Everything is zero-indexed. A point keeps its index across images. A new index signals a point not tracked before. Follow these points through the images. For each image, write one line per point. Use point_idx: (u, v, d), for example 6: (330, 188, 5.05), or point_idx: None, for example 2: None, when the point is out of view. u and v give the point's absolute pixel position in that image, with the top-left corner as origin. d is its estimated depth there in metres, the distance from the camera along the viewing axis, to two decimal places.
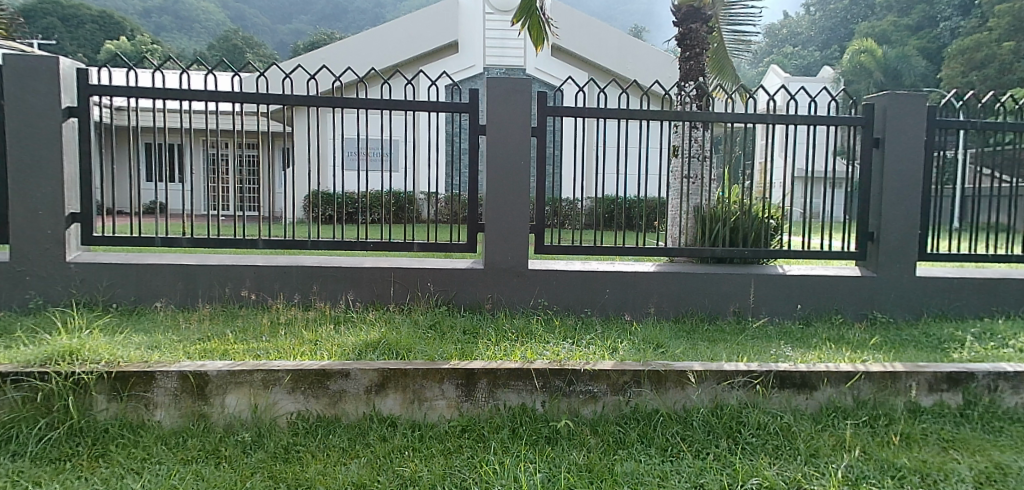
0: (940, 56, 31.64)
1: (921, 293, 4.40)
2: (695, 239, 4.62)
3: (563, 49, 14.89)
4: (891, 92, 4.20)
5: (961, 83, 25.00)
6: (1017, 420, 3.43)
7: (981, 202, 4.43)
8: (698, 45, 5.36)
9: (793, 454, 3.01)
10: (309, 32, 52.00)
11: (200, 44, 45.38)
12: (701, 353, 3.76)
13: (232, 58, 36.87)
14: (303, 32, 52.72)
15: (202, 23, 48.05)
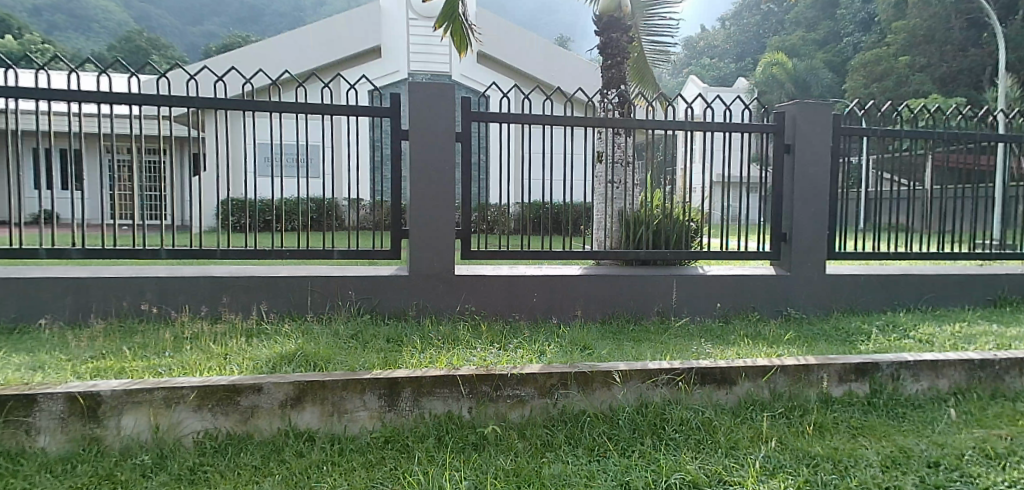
0: (842, 71, 32.98)
1: (832, 291, 4.62)
2: (620, 242, 4.69)
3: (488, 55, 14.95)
4: (800, 100, 4.38)
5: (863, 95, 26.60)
6: (918, 406, 3.68)
7: (882, 204, 4.71)
8: (618, 54, 5.49)
9: (714, 448, 3.10)
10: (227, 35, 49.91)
11: (102, 44, 42.62)
12: (626, 353, 3.84)
13: (135, 62, 34.89)
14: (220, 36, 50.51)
15: (100, 24, 45.07)
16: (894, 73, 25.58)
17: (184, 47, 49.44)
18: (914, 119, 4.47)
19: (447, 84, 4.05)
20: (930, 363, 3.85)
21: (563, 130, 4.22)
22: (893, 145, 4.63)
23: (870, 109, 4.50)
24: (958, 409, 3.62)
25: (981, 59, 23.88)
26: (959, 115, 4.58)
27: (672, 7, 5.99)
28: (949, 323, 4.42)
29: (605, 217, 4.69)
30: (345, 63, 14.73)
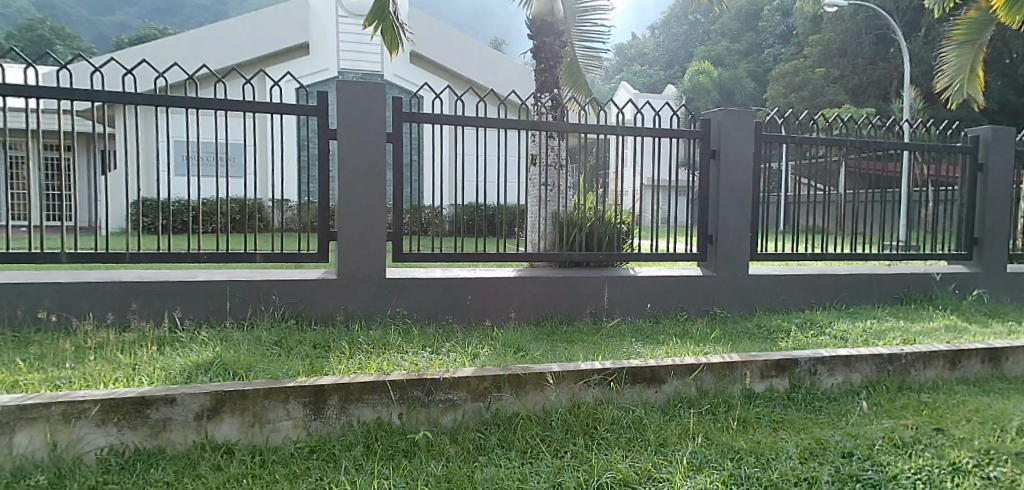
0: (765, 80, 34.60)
1: (755, 290, 4.81)
2: (554, 244, 4.73)
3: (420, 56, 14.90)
4: (725, 107, 4.54)
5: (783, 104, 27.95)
6: (832, 399, 3.90)
7: (801, 207, 4.94)
8: (550, 59, 5.55)
9: (643, 446, 3.17)
10: (144, 24, 46.89)
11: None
12: (559, 354, 3.88)
13: (32, 51, 32.18)
14: (132, 25, 47.27)
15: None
16: (811, 83, 26.93)
17: (94, 36, 46.05)
18: (828, 127, 4.72)
19: (377, 84, 3.97)
20: (844, 358, 4.08)
21: (496, 131, 4.21)
22: (811, 151, 4.87)
23: (788, 117, 4.72)
24: (868, 401, 3.86)
25: (886, 73, 25.28)
26: (870, 125, 4.87)
27: (604, 13, 6.09)
28: (861, 319, 4.69)
29: (538, 219, 4.72)
30: (272, 58, 14.43)
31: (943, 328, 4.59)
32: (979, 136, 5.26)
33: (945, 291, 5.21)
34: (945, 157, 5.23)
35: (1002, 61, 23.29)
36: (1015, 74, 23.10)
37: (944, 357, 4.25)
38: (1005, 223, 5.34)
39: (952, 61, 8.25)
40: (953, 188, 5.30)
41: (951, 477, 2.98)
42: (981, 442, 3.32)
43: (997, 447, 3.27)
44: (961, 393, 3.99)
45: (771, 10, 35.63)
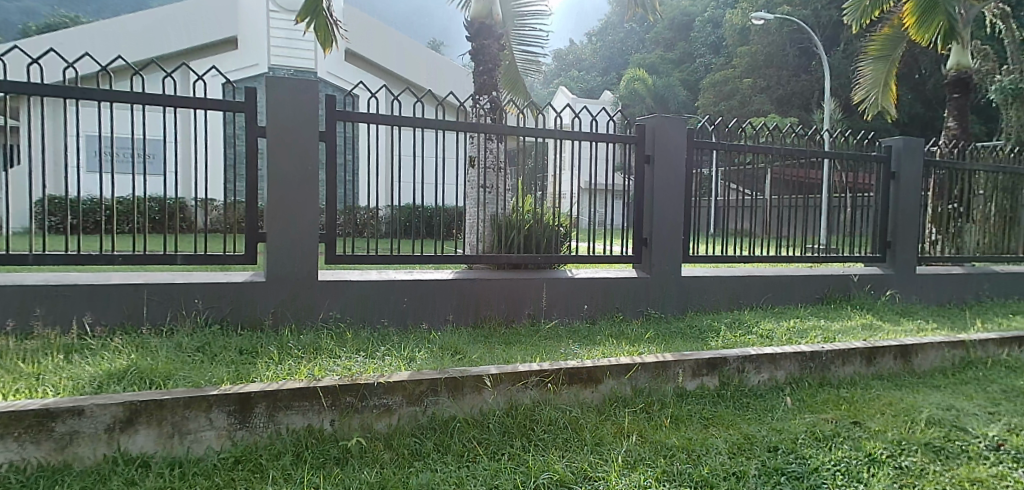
0: None
1: (687, 291, 4.96)
2: (492, 246, 4.73)
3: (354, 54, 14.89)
4: (659, 114, 4.68)
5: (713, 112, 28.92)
6: (758, 396, 4.07)
7: (731, 211, 5.14)
8: (488, 61, 5.56)
9: (580, 445, 3.20)
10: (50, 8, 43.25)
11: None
12: (497, 356, 3.88)
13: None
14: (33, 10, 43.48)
15: None
16: (740, 93, 27.96)
17: None
18: (754, 135, 4.96)
19: (309, 81, 3.88)
20: (770, 355, 4.27)
21: (434, 132, 4.19)
22: (740, 158, 5.08)
23: (718, 125, 4.91)
24: (792, 397, 4.06)
25: (811, 83, 27.02)
26: (793, 134, 5.13)
27: (544, 17, 6.24)
28: (786, 319, 4.92)
29: (477, 221, 4.72)
30: (194, 52, 14.10)
31: (859, 326, 4.87)
32: (891, 146, 5.64)
33: (862, 292, 5.53)
34: (862, 165, 5.57)
35: (912, 76, 25.20)
36: (923, 89, 25.05)
37: (861, 354, 4.51)
38: (914, 228, 5.72)
39: (869, 75, 8.86)
40: (868, 195, 5.64)
41: (866, 467, 3.17)
42: (893, 434, 3.56)
43: (907, 438, 3.52)
44: (876, 388, 4.26)
45: (703, 21, 35.37)
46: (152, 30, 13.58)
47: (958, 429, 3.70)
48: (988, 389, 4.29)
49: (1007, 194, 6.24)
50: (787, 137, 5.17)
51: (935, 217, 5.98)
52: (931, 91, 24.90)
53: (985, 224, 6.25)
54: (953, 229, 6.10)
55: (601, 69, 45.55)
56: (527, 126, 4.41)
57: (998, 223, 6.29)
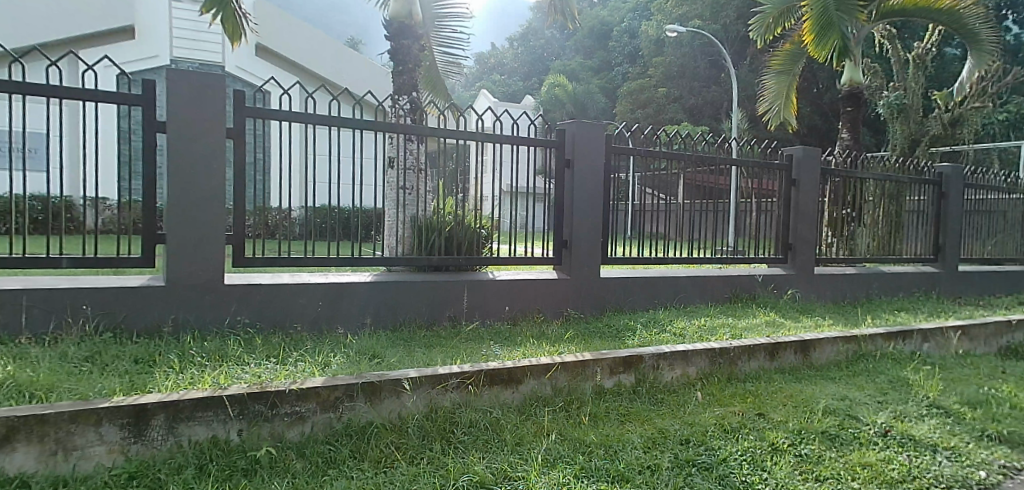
0: None
1: (606, 291, 5.11)
2: (412, 248, 4.69)
3: (265, 49, 14.71)
4: (578, 119, 4.78)
5: (630, 119, 29.63)
6: (672, 391, 4.25)
7: (647, 215, 5.34)
8: (407, 61, 5.53)
9: (500, 446, 3.22)
10: None
11: None
12: (416, 360, 3.84)
13: None
14: None
15: None
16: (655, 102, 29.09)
17: None
18: (668, 141, 5.19)
19: (215, 75, 3.72)
20: (683, 353, 4.46)
21: (352, 133, 4.12)
22: (656, 164, 5.30)
23: (635, 131, 5.11)
24: (703, 392, 4.27)
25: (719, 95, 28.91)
26: (704, 142, 5.41)
27: (463, 18, 6.25)
28: (697, 317, 5.15)
29: (397, 223, 4.66)
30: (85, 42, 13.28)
31: (764, 323, 5.17)
32: (793, 155, 6.05)
33: (766, 291, 5.88)
34: (767, 172, 5.93)
35: (811, 90, 27.20)
36: (820, 103, 27.12)
37: (766, 350, 4.79)
38: (812, 232, 6.16)
39: (772, 87, 9.46)
40: (772, 200, 6.03)
41: (769, 456, 3.39)
42: (794, 424, 3.82)
43: (806, 427, 3.79)
44: (778, 381, 4.54)
45: (620, 31, 35.22)
46: (36, 16, 12.74)
47: (851, 417, 4.03)
48: (876, 379, 4.69)
49: (890, 200, 6.85)
50: (698, 144, 5.45)
51: (830, 222, 6.46)
52: (828, 104, 27.05)
53: (874, 227, 6.81)
54: (846, 232, 6.60)
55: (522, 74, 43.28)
56: (448, 128, 4.41)
57: (885, 226, 6.87)
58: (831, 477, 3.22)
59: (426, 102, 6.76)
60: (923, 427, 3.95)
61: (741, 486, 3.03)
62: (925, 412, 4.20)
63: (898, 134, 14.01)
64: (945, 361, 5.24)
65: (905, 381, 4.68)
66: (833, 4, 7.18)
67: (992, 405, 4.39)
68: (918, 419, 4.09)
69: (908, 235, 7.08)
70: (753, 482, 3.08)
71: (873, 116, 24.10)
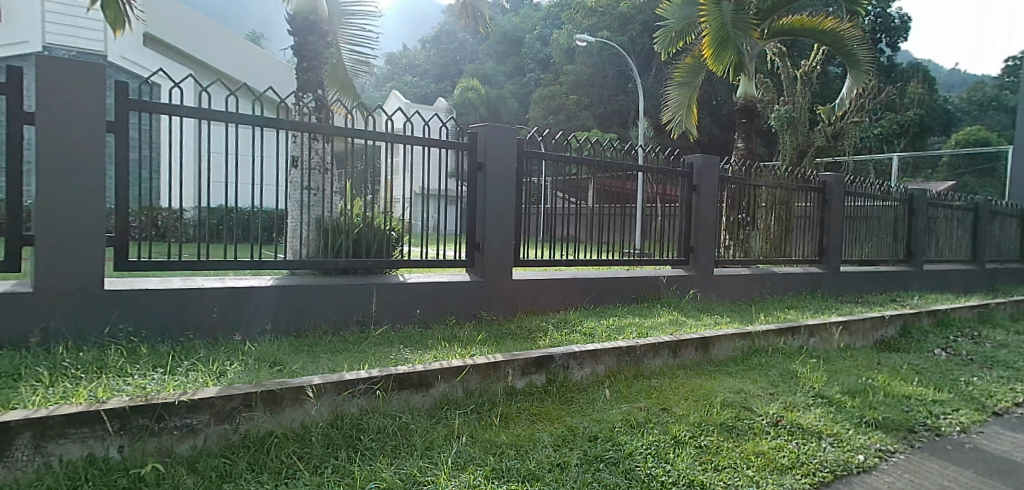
0: None
1: (518, 293, 5.18)
2: (318, 251, 4.57)
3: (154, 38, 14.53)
4: (490, 123, 4.84)
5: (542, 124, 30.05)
6: (581, 390, 4.36)
7: (557, 218, 5.48)
8: (313, 57, 5.66)
9: (409, 451, 3.17)
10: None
11: None
12: (321, 366, 3.72)
13: None
14: None
15: None
16: (567, 109, 29.73)
17: None
18: (576, 147, 5.38)
19: (95, 65, 3.54)
20: (592, 352, 4.59)
21: (253, 131, 3.99)
22: (567, 169, 5.45)
23: (547, 136, 5.25)
24: (611, 389, 4.42)
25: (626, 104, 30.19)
26: (610, 148, 5.65)
27: (371, 17, 6.29)
28: (605, 317, 5.34)
29: (302, 224, 4.53)
30: None
31: (668, 322, 5.42)
32: (694, 162, 6.40)
33: (670, 291, 6.17)
34: (670, 178, 6.25)
35: (711, 102, 28.94)
36: (719, 114, 28.90)
37: (669, 347, 5.02)
38: (712, 235, 6.54)
39: (675, 98, 10.00)
40: (675, 205, 6.36)
41: (672, 448, 3.55)
42: (694, 417, 4.03)
43: (706, 420, 4.00)
44: (681, 376, 4.78)
45: (531, 39, 35.72)
46: None
47: (746, 409, 4.30)
48: (768, 373, 5.03)
49: (782, 206, 7.39)
50: (605, 151, 5.67)
51: (728, 225, 6.89)
52: (726, 116, 28.85)
53: (767, 231, 7.33)
54: (742, 236, 7.05)
55: (435, 75, 41.86)
56: (356, 128, 4.35)
57: (777, 230, 7.41)
58: (728, 466, 3.43)
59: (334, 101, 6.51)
60: (809, 416, 4.28)
61: (645, 479, 3.15)
62: (811, 402, 4.56)
63: (787, 145, 15.16)
64: (828, 354, 5.71)
65: (794, 374, 5.05)
66: (729, 23, 7.78)
67: (868, 393, 4.83)
68: (805, 408, 4.44)
69: (798, 238, 7.66)
70: (656, 474, 3.22)
71: (766, 128, 25.92)
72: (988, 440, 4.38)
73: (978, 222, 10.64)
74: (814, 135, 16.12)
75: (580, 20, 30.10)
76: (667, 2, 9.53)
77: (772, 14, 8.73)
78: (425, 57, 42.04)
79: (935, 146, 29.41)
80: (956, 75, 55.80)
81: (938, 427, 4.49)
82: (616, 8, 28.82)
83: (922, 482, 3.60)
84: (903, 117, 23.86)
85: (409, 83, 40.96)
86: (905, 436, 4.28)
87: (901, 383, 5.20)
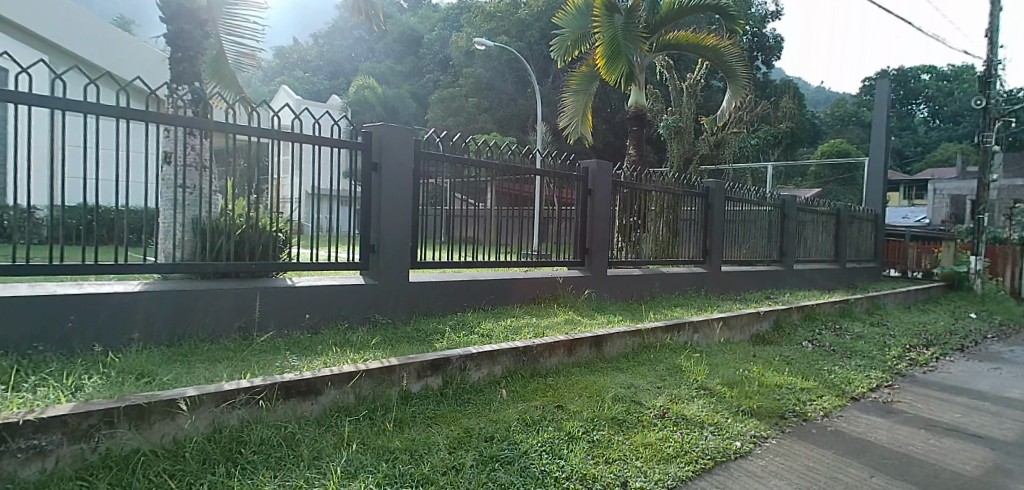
0: None
1: (414, 296, 5.15)
2: (195, 254, 4.32)
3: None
4: (385, 123, 4.80)
5: (441, 125, 29.70)
6: (478, 391, 4.39)
7: (455, 220, 5.49)
8: (191, 47, 5.30)
9: (295, 462, 3.01)
10: None
11: None
12: (197, 376, 3.49)
13: None
14: None
15: None
16: (465, 110, 29.46)
17: None
18: (474, 149, 5.45)
19: None
20: (489, 352, 4.62)
21: (118, 123, 3.70)
22: (467, 171, 5.50)
23: (444, 137, 5.28)
24: (508, 389, 4.48)
25: (527, 108, 30.67)
26: (508, 151, 5.77)
27: (254, 10, 6.08)
28: (503, 318, 5.41)
29: (176, 225, 4.32)
30: None
31: (563, 322, 5.58)
32: (589, 167, 6.65)
33: (566, 291, 6.36)
34: (566, 182, 6.44)
35: (607, 109, 30.19)
36: (614, 121, 30.19)
37: (565, 346, 5.17)
38: (606, 237, 6.82)
39: (570, 105, 10.46)
40: (571, 208, 6.56)
41: (566, 444, 3.65)
42: (588, 412, 4.17)
43: (598, 415, 4.16)
44: (575, 374, 4.94)
45: (429, 39, 35.31)
46: None
47: (636, 403, 4.51)
48: (656, 368, 5.31)
49: (669, 211, 7.86)
50: (503, 153, 5.77)
51: (621, 228, 7.21)
52: (619, 123, 30.14)
53: (656, 233, 7.74)
54: (634, 237, 7.39)
55: (328, 72, 39.29)
56: (239, 124, 4.17)
57: (665, 233, 7.85)
58: (619, 459, 3.59)
59: (213, 94, 6.40)
60: (693, 407, 4.57)
61: (539, 476, 3.22)
62: (695, 394, 4.85)
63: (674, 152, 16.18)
64: (710, 349, 6.12)
65: (679, 368, 5.37)
66: (621, 35, 8.40)
67: (745, 384, 5.21)
68: (689, 400, 4.72)
69: (685, 239, 8.14)
70: (550, 470, 3.30)
71: (655, 135, 27.21)
72: (846, 422, 4.88)
73: (840, 226, 11.87)
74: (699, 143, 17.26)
75: (481, 23, 30.35)
76: (563, 10, 9.86)
77: (659, 29, 9.34)
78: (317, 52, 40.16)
79: (801, 156, 32.50)
80: (820, 92, 61.90)
81: (805, 413, 4.93)
82: (515, 14, 29.55)
83: (791, 464, 3.94)
84: (775, 129, 26.17)
85: (297, 77, 38.80)
86: (776, 422, 4.66)
87: (773, 373, 5.66)
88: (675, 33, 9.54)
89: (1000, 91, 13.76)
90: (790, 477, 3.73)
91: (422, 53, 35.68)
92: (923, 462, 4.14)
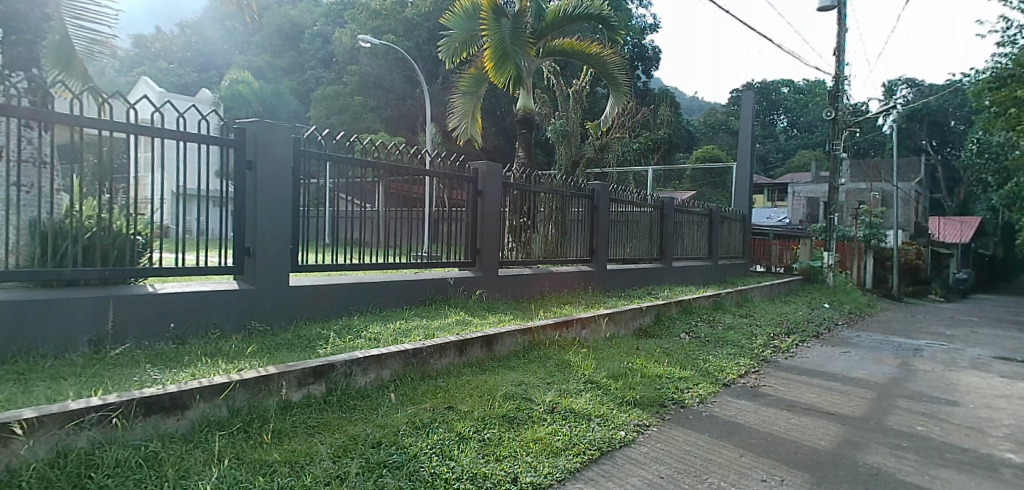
0: None
1: (294, 300, 4.96)
2: (34, 260, 3.87)
3: None
4: (259, 120, 4.61)
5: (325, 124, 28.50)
6: (365, 397, 4.28)
7: (340, 222, 5.36)
8: (26, 30, 4.76)
9: (158, 483, 2.76)
10: None
11: None
12: (35, 395, 3.11)
13: None
14: None
15: None
16: (350, 109, 28.47)
17: None
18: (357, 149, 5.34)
19: None
20: (376, 356, 4.51)
21: None
22: (351, 171, 5.38)
23: (325, 136, 5.14)
24: (396, 393, 4.41)
25: (415, 109, 30.34)
26: (394, 152, 5.73)
27: None
28: (391, 321, 5.32)
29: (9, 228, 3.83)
30: None
31: (454, 322, 5.60)
32: (479, 168, 6.71)
33: (457, 292, 6.43)
34: (455, 183, 6.48)
35: (496, 113, 30.64)
36: (503, 125, 30.71)
37: (455, 347, 5.17)
38: (496, 238, 6.94)
39: (460, 106, 10.53)
40: (462, 209, 6.60)
41: (456, 445, 3.66)
42: (479, 412, 4.21)
43: (488, 414, 4.20)
44: (466, 374, 4.96)
45: (312, 34, 33.87)
46: None
47: (526, 399, 4.61)
48: (546, 365, 5.47)
49: (559, 212, 8.14)
50: (389, 153, 5.70)
51: (513, 229, 7.34)
52: (507, 126, 30.69)
53: (546, 234, 7.93)
54: (525, 238, 7.56)
55: (194, 64, 36.39)
56: (89, 118, 3.83)
57: (556, 233, 8.10)
58: (509, 456, 3.65)
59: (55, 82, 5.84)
60: (581, 400, 4.75)
61: (429, 479, 3.20)
62: (582, 388, 5.05)
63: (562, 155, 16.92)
64: (598, 344, 6.39)
65: (567, 363, 5.57)
66: (508, 40, 8.61)
67: (628, 376, 5.49)
68: (577, 394, 4.90)
69: (573, 239, 8.45)
70: (440, 472, 3.29)
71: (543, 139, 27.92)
72: (719, 407, 5.29)
73: (713, 226, 12.86)
74: (586, 147, 17.97)
75: (366, 21, 29.74)
76: (451, 12, 9.91)
77: (545, 35, 9.60)
78: (183, 43, 37.00)
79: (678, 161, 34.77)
80: (696, 101, 66.43)
81: (682, 400, 5.28)
82: (402, 13, 29.20)
83: (670, 449, 4.21)
84: (653, 135, 27.85)
85: (157, 67, 35.50)
86: (656, 411, 4.96)
87: (654, 365, 6.01)
88: (561, 40, 9.88)
89: (846, 105, 15.53)
90: (669, 462, 3.97)
91: (304, 48, 34.16)
92: (785, 439, 4.58)
